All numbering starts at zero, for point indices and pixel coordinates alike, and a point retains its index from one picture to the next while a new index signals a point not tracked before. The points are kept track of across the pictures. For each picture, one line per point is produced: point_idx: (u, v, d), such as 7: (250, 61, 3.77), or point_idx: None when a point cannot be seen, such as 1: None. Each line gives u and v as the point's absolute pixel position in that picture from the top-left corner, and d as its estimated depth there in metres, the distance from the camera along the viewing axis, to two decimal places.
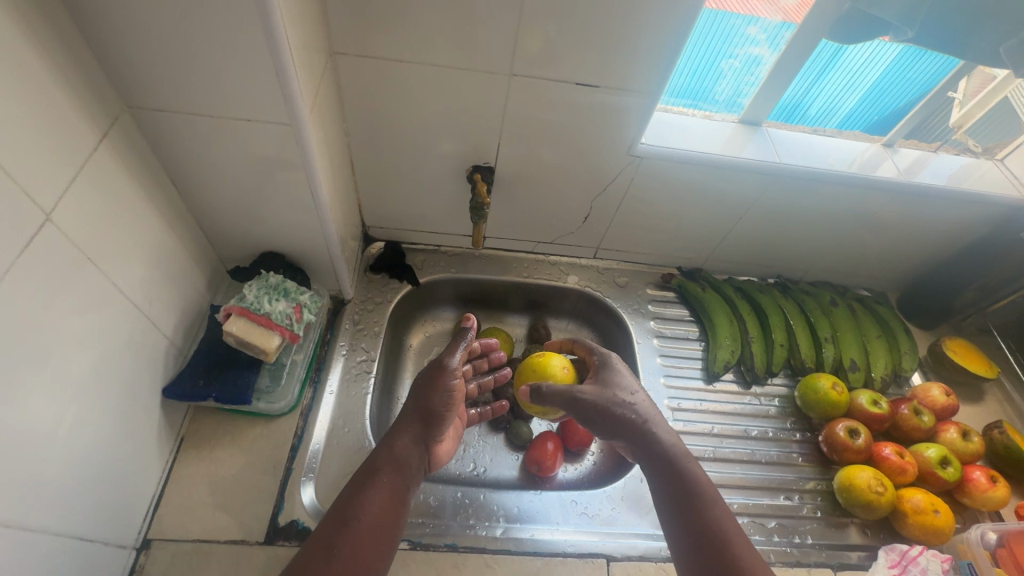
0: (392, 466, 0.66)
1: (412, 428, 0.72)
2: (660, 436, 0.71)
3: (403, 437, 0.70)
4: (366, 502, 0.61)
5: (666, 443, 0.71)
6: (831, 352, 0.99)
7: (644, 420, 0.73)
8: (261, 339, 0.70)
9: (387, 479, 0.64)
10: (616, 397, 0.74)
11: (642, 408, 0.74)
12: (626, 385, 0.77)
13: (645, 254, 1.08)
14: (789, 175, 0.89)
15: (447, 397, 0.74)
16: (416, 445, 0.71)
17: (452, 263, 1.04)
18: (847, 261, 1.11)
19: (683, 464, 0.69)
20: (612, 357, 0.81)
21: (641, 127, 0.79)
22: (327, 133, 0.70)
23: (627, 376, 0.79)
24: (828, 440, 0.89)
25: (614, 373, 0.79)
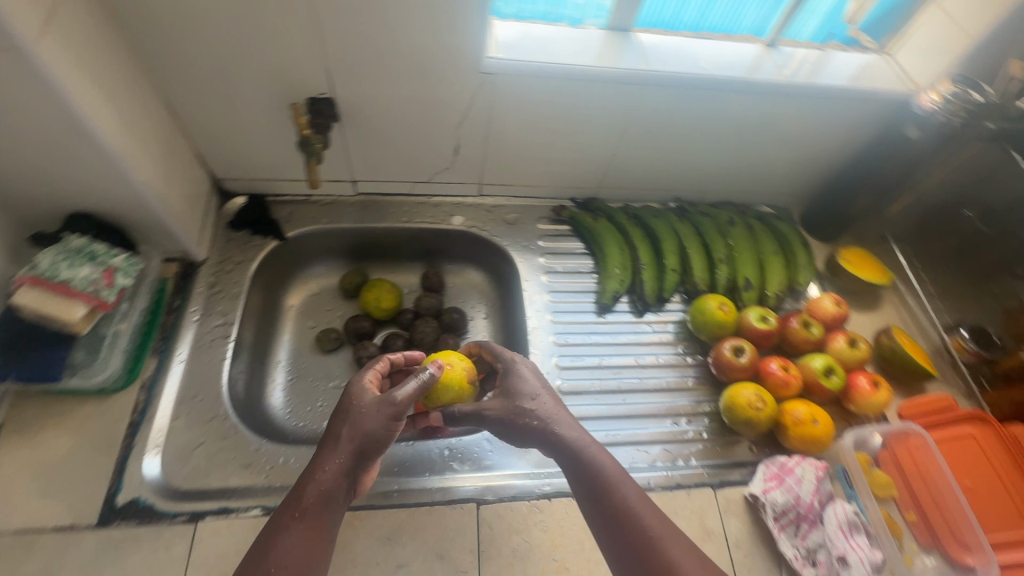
0: (308, 511, 0.53)
1: (344, 462, 0.56)
2: (566, 436, 0.62)
3: (326, 469, 0.56)
4: (273, 557, 0.51)
5: (578, 443, 0.61)
6: (724, 273, 0.96)
7: (547, 420, 0.63)
8: (59, 310, 0.64)
9: (308, 522, 0.53)
10: (523, 409, 0.63)
11: (546, 407, 0.64)
12: (527, 387, 0.66)
13: (533, 186, 1.01)
14: (663, 84, 0.82)
15: (389, 427, 0.58)
16: (344, 478, 0.56)
17: (323, 214, 0.96)
18: (746, 178, 1.06)
19: (595, 463, 0.60)
20: (513, 356, 0.70)
21: (479, 36, 0.71)
22: (97, 64, 0.60)
23: (533, 373, 0.68)
24: (716, 360, 0.87)
25: (520, 373, 0.67)
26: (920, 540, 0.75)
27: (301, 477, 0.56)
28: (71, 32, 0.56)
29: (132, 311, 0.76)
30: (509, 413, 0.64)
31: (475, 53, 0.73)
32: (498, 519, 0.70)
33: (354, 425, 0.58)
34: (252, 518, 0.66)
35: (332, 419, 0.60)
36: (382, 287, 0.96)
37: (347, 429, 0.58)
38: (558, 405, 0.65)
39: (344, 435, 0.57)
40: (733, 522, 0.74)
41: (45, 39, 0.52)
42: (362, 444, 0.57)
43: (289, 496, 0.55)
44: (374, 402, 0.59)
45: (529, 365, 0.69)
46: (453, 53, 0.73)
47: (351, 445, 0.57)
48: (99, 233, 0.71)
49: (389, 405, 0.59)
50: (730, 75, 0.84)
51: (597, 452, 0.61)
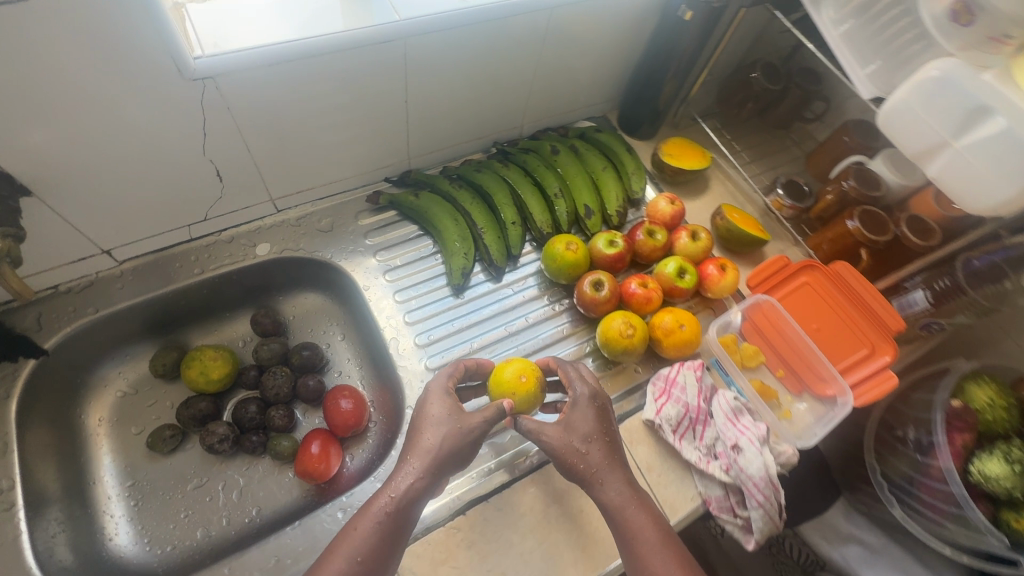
0: (390, 515, 0.60)
1: (425, 473, 0.62)
2: (609, 493, 0.63)
3: (409, 477, 0.62)
4: (354, 536, 0.58)
5: (619, 499, 0.62)
6: (564, 207, 0.93)
7: (595, 475, 0.64)
8: None
9: (388, 516, 0.60)
10: (576, 451, 0.64)
11: (598, 458, 0.64)
12: (584, 427, 0.66)
13: (336, 181, 0.87)
14: (425, 30, 0.71)
15: (464, 446, 0.65)
16: (424, 485, 0.62)
17: (84, 302, 0.75)
18: (556, 99, 1.00)
19: (628, 522, 0.61)
20: (585, 390, 0.68)
21: (157, 35, 0.54)
22: None
23: (602, 408, 0.68)
24: (580, 301, 0.85)
25: (589, 415, 0.67)
26: (792, 390, 0.83)
27: (384, 483, 0.63)
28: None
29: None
30: (560, 456, 0.64)
31: (167, 57, 0.56)
32: (418, 560, 0.65)
33: (436, 439, 0.64)
34: None
35: (412, 426, 0.67)
36: (204, 353, 0.81)
37: (426, 440, 0.64)
38: (614, 454, 0.66)
39: (424, 448, 0.63)
40: (639, 449, 0.76)
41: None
42: (443, 456, 0.63)
43: (371, 500, 0.62)
44: (451, 419, 0.65)
45: (598, 402, 0.68)
46: (140, 64, 0.56)
47: (428, 456, 0.63)
48: None
49: (466, 429, 0.65)
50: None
51: (634, 507, 0.62)
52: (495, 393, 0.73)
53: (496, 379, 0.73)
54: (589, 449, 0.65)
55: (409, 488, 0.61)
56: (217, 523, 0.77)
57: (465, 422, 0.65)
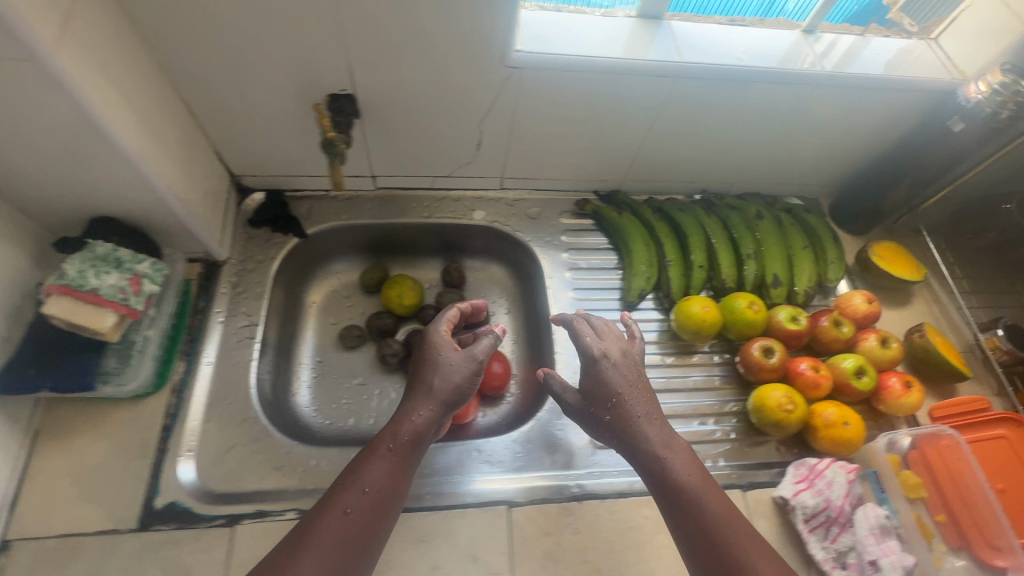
0: (395, 453, 0.59)
1: (435, 417, 0.62)
2: (647, 444, 0.62)
3: (420, 419, 0.61)
4: (366, 476, 0.57)
5: (654, 454, 0.61)
6: (753, 269, 0.93)
7: (626, 424, 0.64)
8: (89, 319, 0.62)
9: (398, 452, 0.59)
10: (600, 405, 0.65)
11: (629, 404, 0.64)
12: (616, 381, 0.66)
13: (557, 179, 0.98)
14: (700, 76, 0.78)
15: (475, 388, 0.65)
16: (433, 424, 0.62)
17: (343, 209, 0.94)
18: (776, 168, 1.02)
19: (671, 474, 0.60)
20: (594, 347, 0.67)
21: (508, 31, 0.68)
22: (115, 65, 0.57)
23: (614, 356, 0.68)
24: (743, 360, 0.85)
25: (608, 371, 0.66)
26: (949, 542, 0.74)
27: (396, 414, 0.62)
28: (83, 31, 0.51)
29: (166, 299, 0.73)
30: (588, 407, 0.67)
31: (504, 49, 0.70)
32: (530, 522, 0.70)
33: (444, 376, 0.63)
34: (287, 522, 0.67)
35: (414, 375, 0.65)
36: (406, 279, 0.96)
37: (438, 385, 0.63)
38: (644, 404, 0.64)
39: (436, 387, 0.62)
40: (761, 524, 0.74)
41: (59, 50, 0.48)
42: (454, 400, 0.63)
43: (385, 431, 0.60)
44: (470, 361, 0.64)
45: (611, 354, 0.68)
46: (481, 47, 0.70)
47: (445, 398, 0.62)
48: (120, 237, 0.69)
49: (463, 360, 0.64)
50: (771, 65, 0.80)
51: (674, 459, 0.61)
52: (691, 309, 0.85)
53: (687, 307, 0.86)
54: (616, 396, 0.65)
55: (421, 427, 0.60)
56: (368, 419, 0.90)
57: (478, 360, 0.65)
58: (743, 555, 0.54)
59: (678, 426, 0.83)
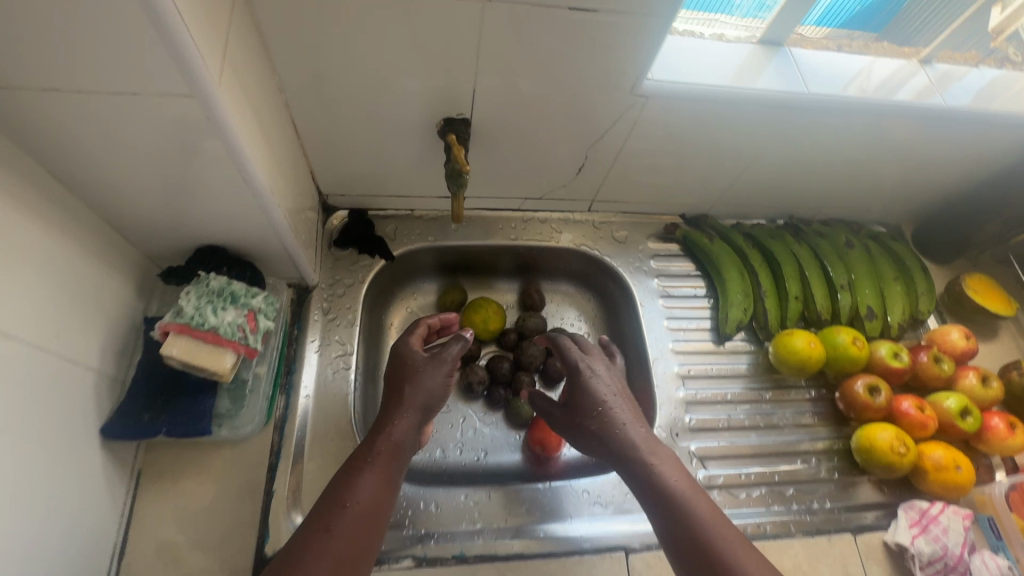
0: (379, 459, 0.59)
1: (411, 421, 0.65)
2: (631, 451, 0.60)
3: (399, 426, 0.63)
4: (350, 488, 0.56)
5: (639, 459, 0.59)
6: (847, 301, 0.91)
7: (611, 431, 0.61)
8: (208, 361, 0.58)
9: (380, 462, 0.59)
10: (582, 416, 0.64)
11: (615, 412, 0.62)
12: (602, 388, 0.65)
13: (646, 202, 0.95)
14: (820, 108, 0.76)
15: (441, 393, 0.70)
16: (411, 432, 0.64)
17: (428, 230, 0.91)
18: (864, 197, 1.00)
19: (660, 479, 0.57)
20: (577, 358, 0.67)
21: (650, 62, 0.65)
22: (256, 91, 0.54)
23: (596, 366, 0.67)
24: (844, 398, 0.84)
25: (592, 380, 0.64)
26: None
27: (375, 428, 0.63)
28: (236, 59, 0.49)
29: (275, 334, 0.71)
30: (574, 422, 0.65)
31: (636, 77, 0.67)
32: (649, 570, 0.68)
33: (423, 387, 0.67)
34: (404, 570, 0.64)
35: (390, 391, 0.68)
36: (487, 303, 0.93)
37: (411, 392, 0.67)
38: (629, 411, 0.62)
39: (410, 394, 0.66)
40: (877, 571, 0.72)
41: (223, 82, 0.46)
42: (430, 407, 0.67)
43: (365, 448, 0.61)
44: (426, 367, 0.69)
45: (596, 364, 0.67)
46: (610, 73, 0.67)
47: (416, 403, 0.66)
48: (229, 267, 0.65)
49: (433, 367, 0.69)
50: (889, 98, 0.78)
51: (662, 465, 0.58)
52: (796, 344, 0.83)
53: (791, 342, 0.83)
54: (601, 405, 0.63)
55: (398, 432, 0.62)
56: (455, 450, 0.87)
57: (445, 358, 0.70)
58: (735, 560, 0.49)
59: (781, 464, 0.80)
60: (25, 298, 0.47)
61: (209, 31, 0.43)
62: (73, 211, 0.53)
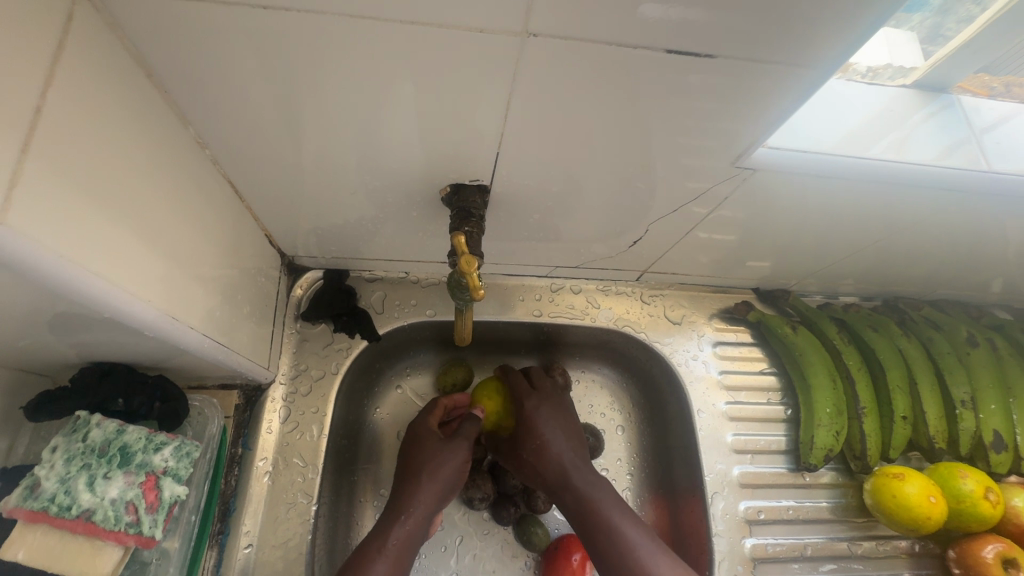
0: (389, 546, 0.52)
1: (425, 507, 0.56)
2: (569, 487, 0.58)
3: (415, 509, 0.55)
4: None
5: (578, 497, 0.57)
6: (970, 425, 0.69)
7: (551, 470, 0.59)
8: (73, 564, 0.38)
9: (391, 549, 0.52)
10: (526, 458, 0.61)
11: (553, 449, 0.60)
12: (544, 424, 0.62)
13: (712, 274, 0.74)
14: (987, 188, 0.54)
15: (459, 478, 0.60)
16: (427, 518, 0.56)
17: (427, 300, 0.70)
18: (991, 279, 0.78)
19: (596, 516, 0.56)
20: (519, 390, 0.64)
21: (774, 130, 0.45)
22: (126, 183, 0.33)
23: (542, 399, 0.64)
24: (961, 561, 0.64)
25: (533, 416, 0.62)
26: None
27: (383, 517, 0.55)
28: (63, 151, 0.28)
29: (192, 494, 0.51)
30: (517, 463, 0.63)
31: (742, 146, 0.47)
32: None
33: (442, 470, 0.58)
34: None
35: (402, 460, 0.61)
36: (491, 394, 0.66)
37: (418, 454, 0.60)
38: (568, 443, 0.61)
39: (424, 474, 0.57)
40: None
41: (17, 211, 0.25)
42: (447, 488, 0.58)
43: (370, 536, 0.54)
44: (438, 436, 0.61)
45: (536, 398, 0.64)
46: (699, 134, 0.46)
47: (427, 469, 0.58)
48: (127, 395, 0.44)
49: (454, 443, 0.60)
50: None
51: (600, 497, 0.57)
52: (911, 495, 0.62)
53: (902, 491, 0.62)
54: (540, 441, 0.61)
55: (410, 504, 0.56)
56: None
57: (464, 433, 0.61)
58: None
59: None
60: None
61: None
62: None
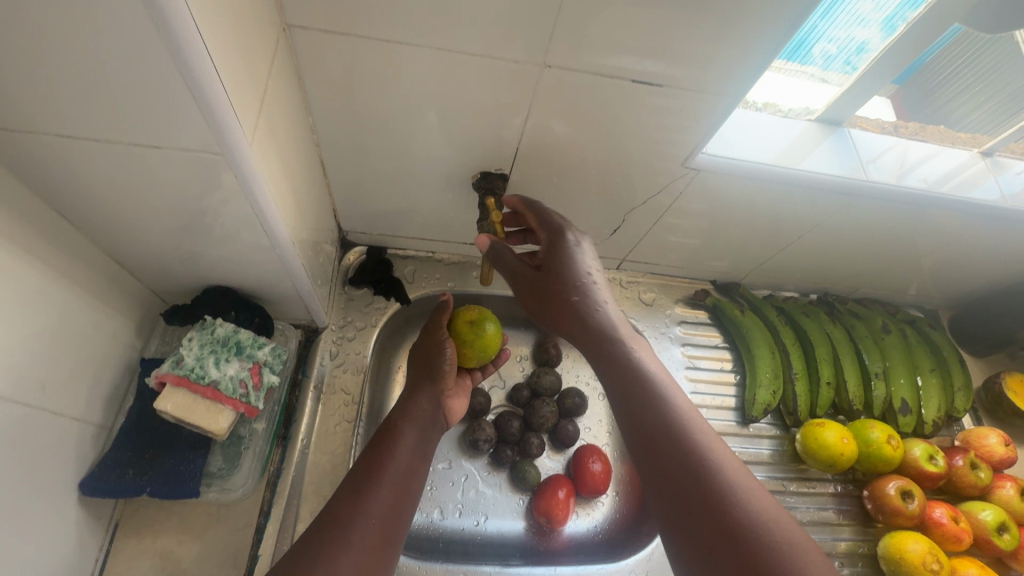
0: (394, 424, 0.64)
1: (423, 390, 0.70)
2: (621, 346, 0.50)
3: (421, 398, 0.69)
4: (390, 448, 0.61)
5: (630, 362, 0.48)
6: (882, 391, 0.86)
7: (602, 324, 0.52)
8: (204, 419, 0.54)
9: (410, 426, 0.65)
10: (563, 293, 0.54)
11: (598, 300, 0.54)
12: (585, 268, 0.55)
13: (678, 267, 0.92)
14: (874, 195, 0.73)
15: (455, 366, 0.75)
16: (433, 404, 0.70)
17: (448, 275, 0.87)
18: (901, 281, 0.96)
19: (655, 392, 0.46)
20: (568, 224, 0.58)
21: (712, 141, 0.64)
22: (280, 146, 0.51)
23: (585, 242, 0.58)
24: (872, 497, 0.79)
25: (574, 251, 0.56)
26: None
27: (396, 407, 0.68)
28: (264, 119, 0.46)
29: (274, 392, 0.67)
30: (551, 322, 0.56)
31: (691, 154, 0.66)
32: None
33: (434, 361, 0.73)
34: None
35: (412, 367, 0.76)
36: (466, 329, 0.75)
37: (418, 357, 0.75)
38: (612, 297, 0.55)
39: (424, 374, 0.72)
40: None
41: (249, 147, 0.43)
42: (442, 375, 0.73)
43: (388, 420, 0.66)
44: (427, 339, 0.77)
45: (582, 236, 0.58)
46: (660, 144, 0.65)
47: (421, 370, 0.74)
48: (237, 311, 0.61)
49: (438, 341, 0.76)
50: (944, 193, 0.75)
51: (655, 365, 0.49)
52: (827, 437, 0.78)
53: (821, 436, 0.78)
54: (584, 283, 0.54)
55: (418, 395, 0.70)
56: (455, 513, 0.82)
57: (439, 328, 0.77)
58: (742, 494, 0.38)
59: None
60: (8, 345, 0.43)
61: (240, 93, 0.41)
62: (77, 251, 0.49)
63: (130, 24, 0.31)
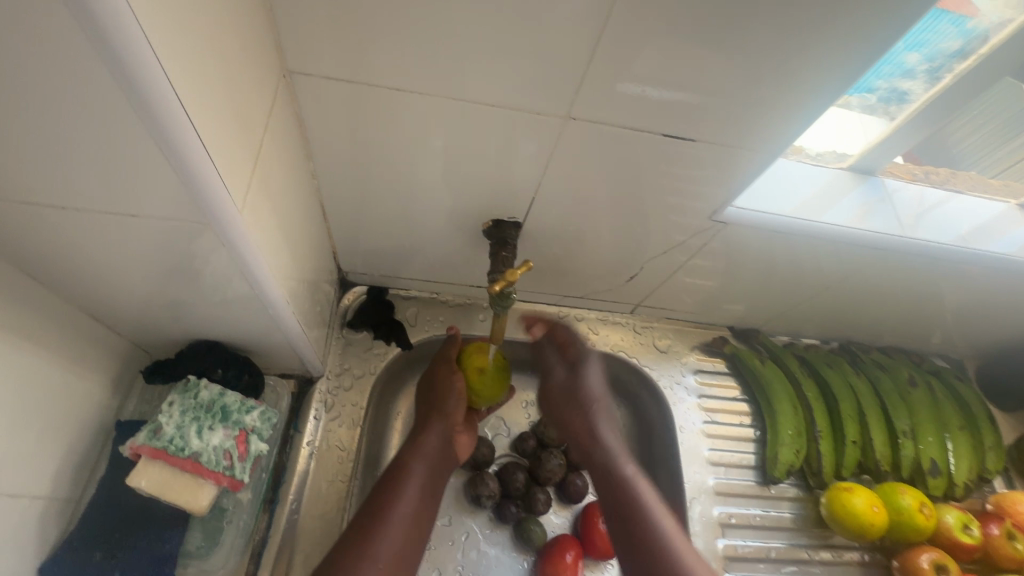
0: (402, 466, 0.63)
1: (433, 428, 0.67)
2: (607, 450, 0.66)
3: (431, 436, 0.67)
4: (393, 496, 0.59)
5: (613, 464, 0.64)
6: (910, 451, 0.81)
7: (599, 455, 0.66)
8: (182, 494, 0.49)
9: (417, 469, 0.63)
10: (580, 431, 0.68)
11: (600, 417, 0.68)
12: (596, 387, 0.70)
13: (695, 312, 0.87)
14: (909, 249, 0.69)
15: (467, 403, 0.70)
16: (442, 442, 0.67)
17: (452, 318, 0.82)
18: (926, 331, 0.92)
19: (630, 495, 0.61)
20: (565, 366, 0.71)
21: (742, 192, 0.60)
22: (276, 198, 0.47)
23: (592, 370, 0.71)
24: (902, 569, 0.74)
25: (588, 379, 0.70)
26: None
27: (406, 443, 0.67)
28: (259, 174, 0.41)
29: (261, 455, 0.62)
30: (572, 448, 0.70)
31: (718, 205, 0.62)
32: None
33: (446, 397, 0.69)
34: None
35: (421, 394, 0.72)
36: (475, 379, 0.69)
37: (428, 387, 0.72)
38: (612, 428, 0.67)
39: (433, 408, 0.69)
40: None
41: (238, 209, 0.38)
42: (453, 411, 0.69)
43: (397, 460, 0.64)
44: (440, 366, 0.73)
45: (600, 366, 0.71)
46: (686, 195, 0.60)
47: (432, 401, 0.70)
48: (224, 368, 0.56)
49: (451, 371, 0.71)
50: (981, 248, 0.71)
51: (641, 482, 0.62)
52: (856, 504, 0.73)
53: (848, 502, 0.73)
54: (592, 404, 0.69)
55: (427, 433, 0.67)
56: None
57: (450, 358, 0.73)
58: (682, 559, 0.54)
59: None
60: None
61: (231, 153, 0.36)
62: (50, 310, 0.45)
63: (109, 94, 0.27)
